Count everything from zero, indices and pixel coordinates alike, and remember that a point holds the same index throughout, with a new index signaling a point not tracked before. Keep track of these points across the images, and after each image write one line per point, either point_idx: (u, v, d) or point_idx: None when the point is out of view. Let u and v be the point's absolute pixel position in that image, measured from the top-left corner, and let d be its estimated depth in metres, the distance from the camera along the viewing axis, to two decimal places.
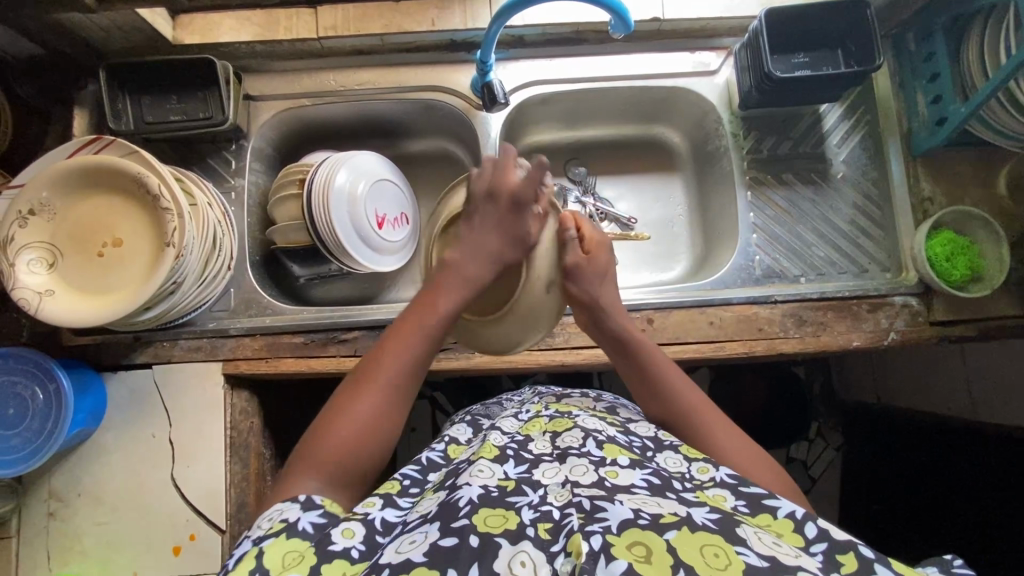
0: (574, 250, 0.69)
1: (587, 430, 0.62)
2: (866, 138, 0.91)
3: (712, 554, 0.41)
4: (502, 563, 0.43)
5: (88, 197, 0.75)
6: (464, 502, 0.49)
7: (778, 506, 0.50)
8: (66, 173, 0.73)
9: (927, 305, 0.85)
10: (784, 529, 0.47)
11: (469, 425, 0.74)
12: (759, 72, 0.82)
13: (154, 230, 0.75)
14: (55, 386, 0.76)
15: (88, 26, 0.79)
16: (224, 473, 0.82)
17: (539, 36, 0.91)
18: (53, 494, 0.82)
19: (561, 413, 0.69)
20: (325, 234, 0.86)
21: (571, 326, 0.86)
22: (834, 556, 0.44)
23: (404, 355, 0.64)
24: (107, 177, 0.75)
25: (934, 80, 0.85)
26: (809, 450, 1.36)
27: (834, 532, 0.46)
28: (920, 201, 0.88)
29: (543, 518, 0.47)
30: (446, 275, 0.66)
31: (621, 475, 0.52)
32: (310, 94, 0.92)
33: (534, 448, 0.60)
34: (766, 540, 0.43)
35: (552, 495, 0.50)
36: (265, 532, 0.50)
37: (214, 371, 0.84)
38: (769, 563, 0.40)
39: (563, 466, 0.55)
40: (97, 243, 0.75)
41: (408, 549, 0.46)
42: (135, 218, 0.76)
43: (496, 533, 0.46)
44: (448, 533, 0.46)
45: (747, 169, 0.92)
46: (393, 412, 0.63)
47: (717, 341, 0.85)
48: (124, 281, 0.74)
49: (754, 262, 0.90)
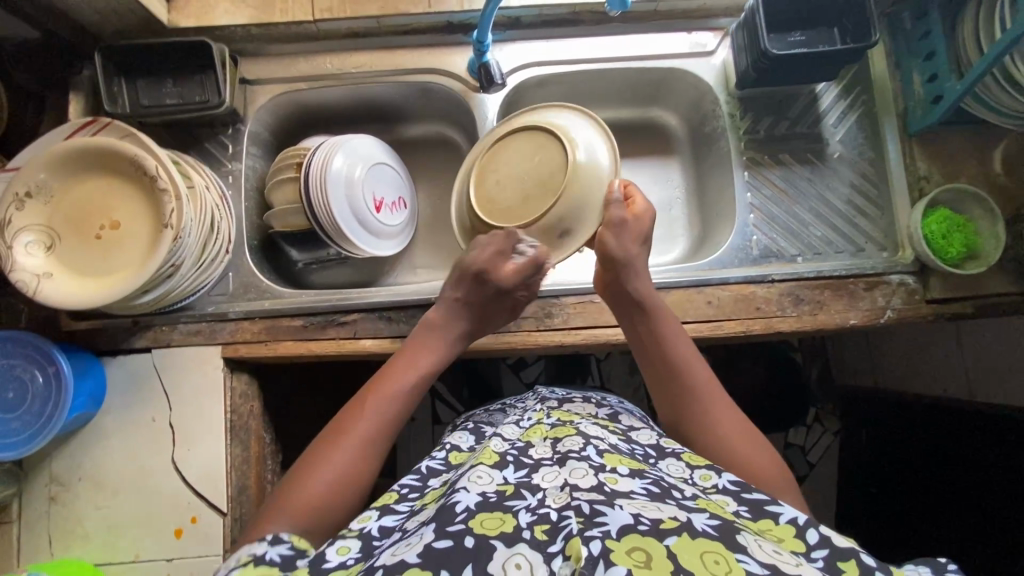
0: (615, 210, 0.74)
1: (588, 437, 0.62)
2: (863, 118, 0.92)
3: (712, 561, 0.42)
4: (496, 564, 0.44)
5: (86, 179, 0.75)
6: (461, 508, 0.48)
7: (779, 511, 0.50)
8: (62, 154, 0.73)
9: (923, 284, 0.86)
10: (785, 535, 0.48)
11: (472, 433, 0.75)
12: (756, 49, 0.82)
13: (151, 209, 0.75)
14: (55, 369, 0.76)
15: (83, 9, 0.79)
16: (225, 456, 0.82)
17: (536, 17, 0.91)
18: (54, 479, 0.82)
19: (563, 421, 0.68)
20: (322, 217, 0.86)
21: (570, 307, 0.86)
22: (835, 562, 0.45)
23: (381, 406, 0.67)
24: (104, 160, 0.75)
25: (930, 59, 0.86)
26: (807, 435, 1.37)
27: (835, 539, 0.47)
28: (917, 180, 0.88)
29: (540, 521, 0.47)
30: (429, 334, 0.75)
31: (621, 482, 0.52)
32: (306, 78, 0.91)
33: (534, 453, 0.60)
34: (767, 548, 0.44)
35: (550, 497, 0.50)
36: (233, 566, 0.51)
37: (214, 355, 0.84)
38: (770, 570, 0.41)
39: (562, 470, 0.54)
40: (94, 226, 0.75)
41: (403, 551, 0.46)
42: (132, 200, 0.76)
43: (491, 536, 0.46)
44: (443, 536, 0.46)
45: (744, 149, 0.92)
46: (367, 468, 0.63)
47: (716, 320, 0.85)
48: (125, 261, 0.74)
49: (751, 243, 0.90)
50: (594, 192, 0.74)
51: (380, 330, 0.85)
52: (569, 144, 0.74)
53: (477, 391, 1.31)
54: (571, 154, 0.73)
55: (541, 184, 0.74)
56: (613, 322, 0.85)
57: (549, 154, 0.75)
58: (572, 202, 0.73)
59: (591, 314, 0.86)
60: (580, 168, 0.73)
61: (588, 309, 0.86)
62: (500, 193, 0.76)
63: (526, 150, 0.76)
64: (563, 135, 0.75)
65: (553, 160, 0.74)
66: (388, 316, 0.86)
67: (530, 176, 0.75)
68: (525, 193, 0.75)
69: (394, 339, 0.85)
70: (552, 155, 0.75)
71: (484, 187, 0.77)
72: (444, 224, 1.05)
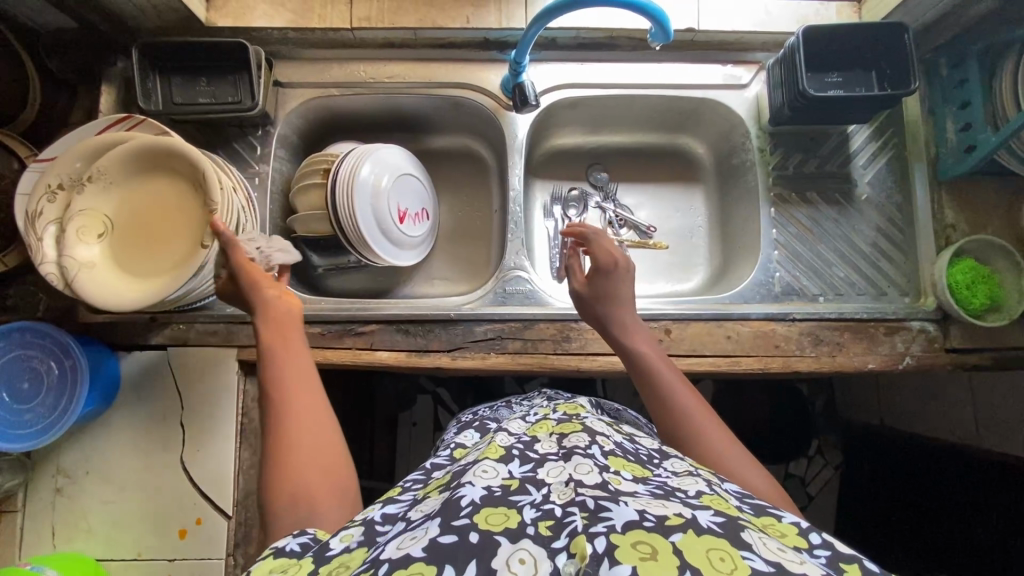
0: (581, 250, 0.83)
1: (594, 435, 0.60)
2: (893, 161, 0.91)
3: (718, 558, 0.40)
4: (499, 560, 0.42)
5: (87, 186, 0.73)
6: (466, 502, 0.47)
7: (782, 514, 0.50)
8: (97, 147, 0.73)
9: (944, 332, 0.86)
10: (789, 532, 0.47)
11: (477, 431, 0.76)
12: (793, 88, 0.81)
13: (177, 200, 0.77)
14: (72, 362, 0.76)
15: (123, 3, 0.78)
16: (233, 459, 0.82)
17: (572, 39, 0.91)
18: (62, 470, 0.82)
19: (569, 416, 0.67)
20: (347, 226, 0.86)
21: (588, 332, 0.85)
22: (836, 561, 0.43)
23: (283, 401, 0.61)
24: (106, 167, 0.73)
25: (965, 107, 0.85)
26: (808, 467, 1.37)
27: (838, 544, 0.46)
28: (943, 228, 0.88)
29: (546, 517, 0.45)
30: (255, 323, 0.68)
31: (625, 483, 0.51)
32: (340, 84, 0.91)
33: (540, 448, 0.58)
34: (772, 546, 0.42)
35: (555, 493, 0.49)
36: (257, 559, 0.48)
37: (229, 357, 0.84)
38: (776, 568, 0.39)
39: (567, 465, 0.53)
40: (102, 231, 0.74)
41: (408, 545, 0.44)
42: (168, 198, 0.77)
43: (496, 531, 0.44)
44: (448, 531, 0.44)
45: (772, 185, 0.92)
46: (323, 422, 0.61)
47: (734, 356, 0.85)
48: (154, 259, 0.75)
49: (774, 279, 0.89)
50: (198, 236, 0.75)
51: (397, 342, 0.85)
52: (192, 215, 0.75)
53: (482, 400, 1.32)
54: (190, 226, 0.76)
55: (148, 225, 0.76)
56: None
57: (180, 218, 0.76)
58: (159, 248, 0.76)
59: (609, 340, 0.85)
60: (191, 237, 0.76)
61: None
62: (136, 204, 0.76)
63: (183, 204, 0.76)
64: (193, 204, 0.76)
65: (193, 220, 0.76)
66: (405, 329, 0.85)
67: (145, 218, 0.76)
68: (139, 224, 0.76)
69: (410, 353, 0.85)
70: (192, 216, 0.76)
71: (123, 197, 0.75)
72: (463, 237, 1.05)
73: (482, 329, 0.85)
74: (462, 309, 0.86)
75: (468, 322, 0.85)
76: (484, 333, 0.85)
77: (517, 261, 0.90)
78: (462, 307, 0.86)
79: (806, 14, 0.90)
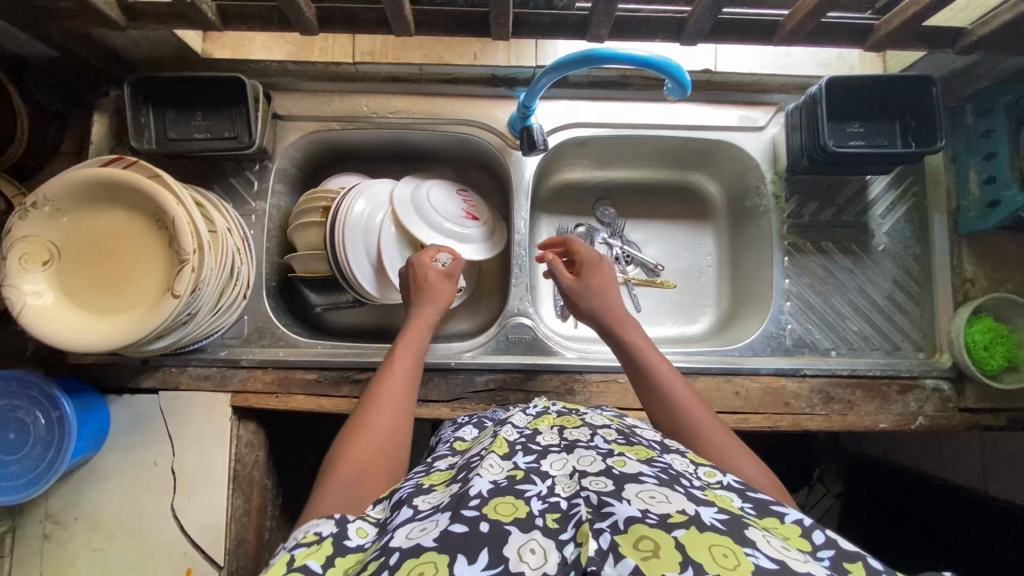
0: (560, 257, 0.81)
1: (596, 428, 0.56)
2: (912, 211, 0.88)
3: (721, 554, 0.36)
4: (511, 549, 0.38)
5: (33, 211, 0.67)
6: (474, 492, 0.43)
7: (785, 511, 0.44)
8: (62, 185, 0.67)
9: (958, 391, 0.84)
10: (790, 535, 0.41)
11: (476, 426, 0.69)
12: (813, 139, 0.78)
13: (140, 231, 0.71)
14: (59, 414, 0.73)
15: (118, 38, 0.76)
16: (225, 508, 0.80)
17: (584, 77, 0.88)
18: (50, 516, 0.80)
19: (569, 410, 0.62)
20: (346, 269, 0.83)
21: (592, 386, 0.83)
22: (840, 562, 0.38)
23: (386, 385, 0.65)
24: (57, 193, 0.67)
25: (990, 159, 0.80)
26: (806, 496, 1.21)
27: (842, 542, 0.41)
28: (961, 282, 0.85)
29: (552, 509, 0.42)
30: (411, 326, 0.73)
31: (629, 464, 0.46)
32: (340, 118, 0.88)
33: (542, 440, 0.54)
34: (776, 543, 0.38)
35: (560, 485, 0.45)
36: (295, 542, 0.44)
37: (222, 403, 0.82)
38: (779, 566, 0.36)
39: (569, 457, 0.49)
40: (47, 259, 0.68)
41: (419, 535, 0.40)
42: (134, 228, 0.71)
43: (506, 521, 0.41)
44: (457, 520, 0.40)
45: (786, 233, 0.89)
46: (402, 416, 0.63)
47: (742, 413, 0.82)
48: (113, 294, 0.70)
49: (785, 331, 0.87)
50: (164, 274, 0.70)
51: None
52: (166, 249, 0.71)
53: None
54: (162, 259, 0.71)
55: (106, 256, 0.71)
56: (636, 406, 0.82)
57: (151, 255, 0.71)
58: (129, 284, 0.70)
59: (614, 393, 0.83)
60: (160, 268, 0.71)
61: (612, 388, 0.83)
62: (94, 233, 0.70)
63: (149, 242, 0.71)
64: (166, 241, 0.71)
65: (160, 256, 0.71)
66: None
67: (102, 248, 0.71)
68: (96, 255, 0.70)
69: None
70: (161, 253, 0.71)
71: (80, 227, 0.70)
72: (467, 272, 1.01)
73: (483, 378, 0.83)
74: (463, 357, 0.84)
75: (468, 371, 0.83)
76: (485, 383, 0.83)
77: (520, 306, 0.87)
78: (462, 355, 0.84)
79: (828, 57, 0.88)
